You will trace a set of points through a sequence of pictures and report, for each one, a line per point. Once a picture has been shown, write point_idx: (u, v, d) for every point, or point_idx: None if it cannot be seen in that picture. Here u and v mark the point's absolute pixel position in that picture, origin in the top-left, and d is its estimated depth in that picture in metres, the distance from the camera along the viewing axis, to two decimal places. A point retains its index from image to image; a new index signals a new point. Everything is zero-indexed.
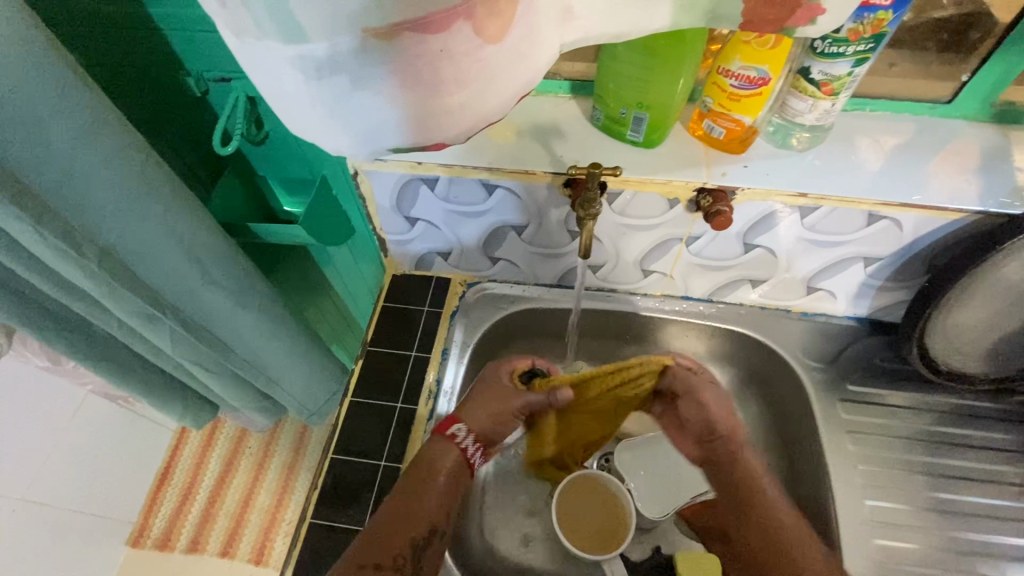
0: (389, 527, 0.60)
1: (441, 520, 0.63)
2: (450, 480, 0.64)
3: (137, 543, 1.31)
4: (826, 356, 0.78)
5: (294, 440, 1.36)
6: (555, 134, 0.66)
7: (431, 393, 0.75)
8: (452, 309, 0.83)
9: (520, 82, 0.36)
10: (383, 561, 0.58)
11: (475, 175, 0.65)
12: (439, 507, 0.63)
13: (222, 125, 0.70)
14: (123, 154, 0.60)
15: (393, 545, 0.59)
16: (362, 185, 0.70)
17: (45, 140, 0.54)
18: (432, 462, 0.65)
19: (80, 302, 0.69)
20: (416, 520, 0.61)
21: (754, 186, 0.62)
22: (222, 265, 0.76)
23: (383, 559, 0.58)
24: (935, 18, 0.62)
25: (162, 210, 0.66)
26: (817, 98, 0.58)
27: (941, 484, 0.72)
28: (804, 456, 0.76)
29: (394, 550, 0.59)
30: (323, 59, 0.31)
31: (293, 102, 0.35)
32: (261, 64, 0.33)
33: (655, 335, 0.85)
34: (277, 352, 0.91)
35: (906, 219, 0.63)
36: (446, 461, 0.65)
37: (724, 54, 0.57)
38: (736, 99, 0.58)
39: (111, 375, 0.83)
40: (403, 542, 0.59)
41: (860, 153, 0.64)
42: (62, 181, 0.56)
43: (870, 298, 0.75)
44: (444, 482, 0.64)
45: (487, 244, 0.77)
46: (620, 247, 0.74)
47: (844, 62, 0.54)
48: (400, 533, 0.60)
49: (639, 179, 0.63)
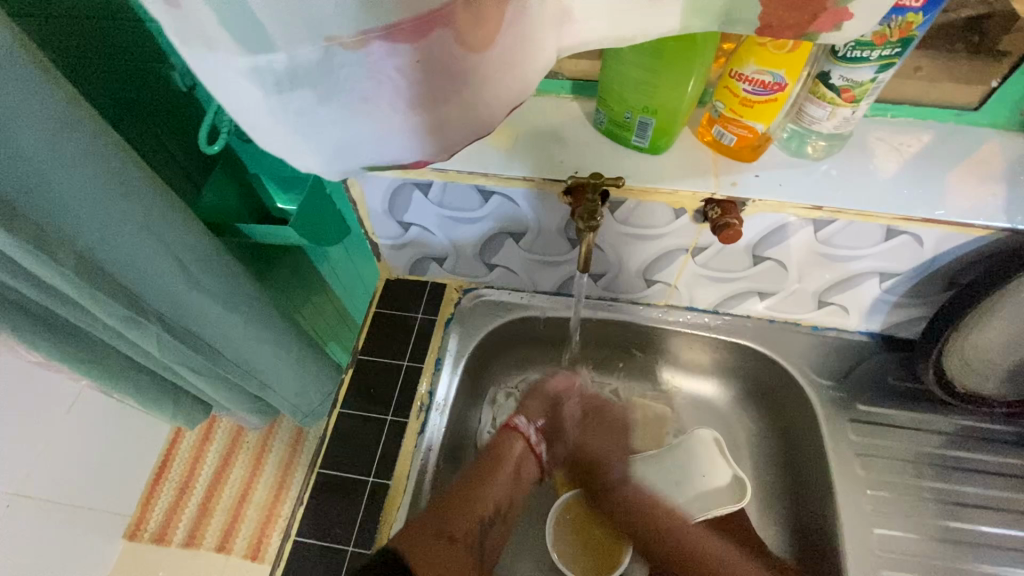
0: (461, 501, 0.65)
1: (505, 503, 0.68)
2: (514, 469, 0.70)
3: (134, 535, 1.26)
4: (837, 373, 0.75)
5: (290, 440, 1.34)
6: (555, 138, 0.62)
7: (422, 406, 0.73)
8: (447, 316, 0.80)
9: (511, 94, 0.32)
10: (456, 534, 0.63)
11: (470, 180, 0.62)
12: (506, 494, 0.69)
13: (208, 123, 0.67)
14: (98, 154, 0.57)
15: (466, 520, 0.64)
16: (352, 189, 0.67)
17: (15, 140, 0.50)
18: (503, 450, 0.71)
19: (61, 305, 0.67)
20: (483, 501, 0.66)
21: (766, 197, 0.58)
22: (210, 268, 0.73)
23: (455, 529, 0.63)
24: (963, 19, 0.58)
25: (142, 212, 0.63)
26: (836, 105, 0.54)
27: (953, 512, 0.68)
28: (810, 478, 0.73)
29: (465, 525, 0.64)
30: (282, 69, 0.28)
31: (251, 117, 0.32)
32: (205, 72, 0.30)
33: (657, 345, 0.82)
34: (269, 355, 0.89)
35: (927, 235, 0.59)
36: (512, 451, 0.71)
37: (737, 56, 0.53)
38: (749, 105, 0.55)
39: (97, 377, 0.81)
40: (472, 519, 0.65)
41: (879, 162, 0.60)
42: (34, 183, 0.53)
43: (884, 313, 0.71)
44: (512, 469, 0.70)
45: (483, 251, 0.74)
46: (622, 256, 0.70)
47: (867, 68, 0.50)
48: (472, 509, 0.65)
49: (643, 188, 0.59)
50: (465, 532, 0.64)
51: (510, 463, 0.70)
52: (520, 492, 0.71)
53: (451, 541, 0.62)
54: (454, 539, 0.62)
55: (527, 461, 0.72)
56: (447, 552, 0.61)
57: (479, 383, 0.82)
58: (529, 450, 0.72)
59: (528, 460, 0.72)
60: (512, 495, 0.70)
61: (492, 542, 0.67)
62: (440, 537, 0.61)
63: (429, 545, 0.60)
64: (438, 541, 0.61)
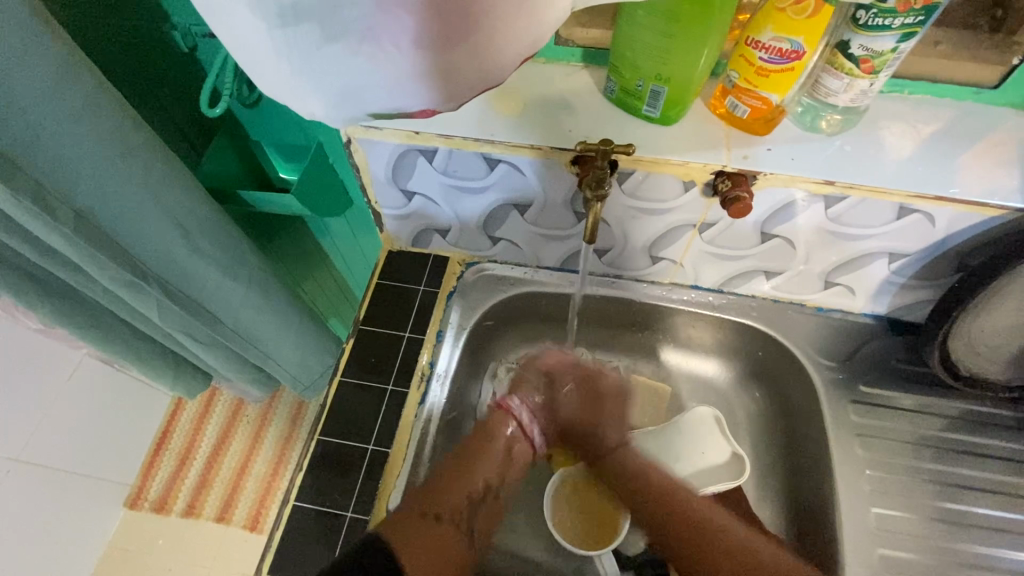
0: (445, 483, 0.64)
1: (496, 481, 0.67)
2: (505, 447, 0.69)
3: (135, 505, 1.30)
4: (840, 354, 0.74)
5: (290, 413, 1.35)
6: (564, 108, 0.61)
7: (423, 376, 0.74)
8: (450, 289, 0.79)
9: (524, 43, 0.31)
10: (443, 513, 0.62)
11: (476, 148, 0.61)
12: (498, 472, 0.68)
13: (210, 84, 0.66)
14: (96, 110, 0.55)
15: (453, 498, 0.63)
16: (355, 154, 0.65)
17: (10, 91, 0.49)
18: (492, 431, 0.70)
19: (62, 267, 0.66)
20: (472, 479, 0.66)
21: (777, 171, 0.57)
22: (210, 234, 0.72)
23: (442, 509, 0.62)
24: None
25: (141, 171, 0.62)
26: (854, 76, 0.52)
27: (951, 494, 0.69)
28: (810, 457, 0.73)
29: (453, 504, 0.63)
30: (286, 2, 0.28)
31: (255, 55, 0.32)
32: (212, 8, 0.30)
33: (660, 323, 0.81)
34: (269, 326, 0.88)
35: (939, 214, 0.58)
36: (504, 428, 0.70)
37: (755, 23, 0.52)
38: (765, 75, 0.53)
39: (97, 343, 0.80)
40: (461, 497, 0.64)
41: (894, 139, 0.59)
42: (32, 138, 0.52)
43: (891, 295, 0.71)
44: (502, 446, 0.69)
45: (488, 223, 0.73)
46: (628, 231, 0.69)
47: (889, 37, 0.48)
48: (459, 487, 0.64)
49: (653, 159, 0.58)
50: (453, 511, 0.63)
51: (500, 442, 0.69)
52: (511, 472, 0.70)
53: (438, 520, 0.61)
54: (441, 518, 0.61)
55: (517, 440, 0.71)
56: (433, 530, 0.60)
57: (480, 356, 0.82)
58: (520, 430, 0.71)
59: (518, 441, 0.71)
60: (504, 473, 0.69)
61: (481, 520, 0.66)
62: (425, 517, 0.60)
63: (415, 526, 0.59)
64: (423, 520, 0.60)
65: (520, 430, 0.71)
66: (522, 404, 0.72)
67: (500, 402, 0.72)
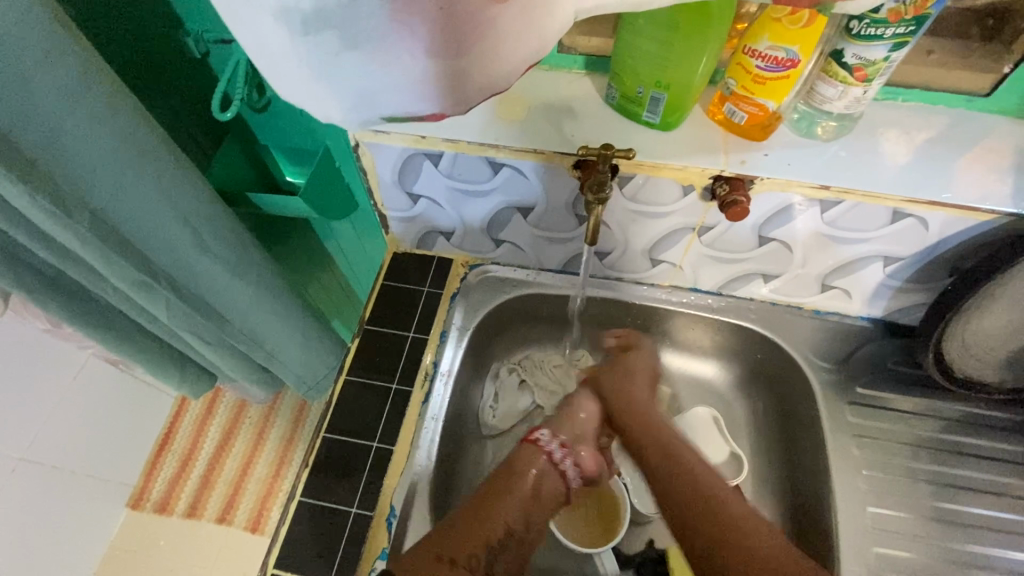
0: (462, 529, 0.60)
1: (520, 527, 0.64)
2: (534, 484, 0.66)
3: (138, 505, 1.31)
4: (837, 356, 0.76)
5: (293, 414, 1.36)
6: (566, 113, 0.63)
7: (427, 375, 0.75)
8: (453, 290, 0.81)
9: (529, 50, 0.33)
10: (457, 557, 0.58)
11: (481, 152, 0.62)
12: (522, 516, 0.64)
13: (222, 89, 0.68)
14: (112, 112, 0.57)
15: (471, 543, 0.59)
16: (362, 158, 0.67)
17: (31, 93, 0.51)
18: (518, 469, 0.67)
19: (75, 266, 0.67)
20: (492, 524, 0.62)
21: (774, 176, 0.59)
22: (220, 234, 0.74)
23: (458, 555, 0.58)
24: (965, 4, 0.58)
25: (155, 173, 0.63)
26: (848, 84, 0.54)
27: (946, 494, 0.70)
28: (807, 458, 0.74)
29: (471, 550, 0.59)
30: (308, 11, 0.30)
31: (275, 60, 0.33)
32: (236, 17, 0.32)
33: (659, 325, 0.83)
34: (274, 326, 0.90)
35: (933, 218, 0.60)
36: (533, 464, 0.68)
37: (752, 32, 0.53)
38: (761, 82, 0.55)
39: (107, 342, 0.81)
40: (478, 543, 0.60)
41: (889, 146, 0.61)
42: (52, 140, 0.54)
43: (886, 298, 0.72)
44: (530, 486, 0.66)
45: (491, 226, 0.75)
46: (629, 235, 0.71)
47: (881, 46, 0.50)
48: (478, 532, 0.60)
49: (653, 163, 0.60)
50: (468, 557, 0.58)
51: (526, 482, 0.66)
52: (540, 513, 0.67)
53: (450, 565, 0.57)
54: (455, 564, 0.57)
55: (546, 480, 0.68)
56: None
57: (483, 357, 0.83)
58: (552, 466, 0.68)
59: (549, 478, 0.68)
60: (528, 521, 0.65)
61: (501, 570, 0.61)
62: (440, 562, 0.57)
63: (428, 574, 0.55)
64: (438, 565, 0.56)
65: (552, 468, 0.69)
66: (549, 437, 0.70)
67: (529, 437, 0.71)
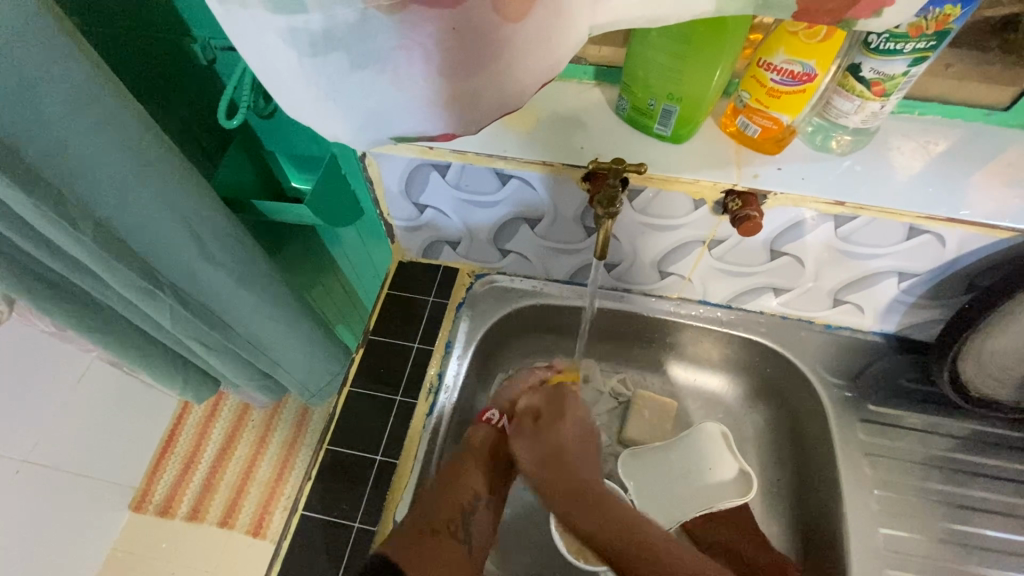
0: (435, 497, 0.65)
1: (486, 490, 0.69)
2: (489, 455, 0.72)
3: (140, 507, 1.29)
4: (849, 372, 0.74)
5: (296, 419, 1.35)
6: (576, 125, 0.62)
7: (431, 388, 0.74)
8: (459, 300, 0.80)
9: (542, 68, 0.33)
10: (437, 525, 0.63)
11: (489, 163, 0.62)
12: (487, 482, 0.70)
13: (228, 95, 0.67)
14: (118, 122, 0.56)
15: (445, 508, 0.64)
16: (369, 167, 0.66)
17: (33, 101, 0.50)
18: (474, 442, 0.71)
19: (79, 274, 0.67)
20: (460, 490, 0.66)
21: (787, 191, 0.57)
22: (224, 241, 0.73)
23: (437, 520, 0.63)
24: (984, 16, 0.57)
25: (159, 181, 0.63)
26: (865, 98, 0.53)
27: (959, 515, 0.68)
28: (818, 476, 0.73)
29: (448, 515, 0.64)
30: (317, 32, 0.29)
31: (282, 78, 0.33)
32: (244, 36, 0.31)
33: (667, 338, 0.82)
34: (278, 334, 0.89)
35: (950, 235, 0.58)
36: (482, 437, 0.73)
37: (767, 46, 0.52)
38: (776, 96, 0.54)
39: (111, 349, 0.81)
40: (453, 509, 0.65)
41: (904, 159, 0.59)
42: (55, 150, 0.53)
43: (900, 314, 0.71)
44: (484, 448, 0.72)
45: (498, 236, 0.74)
46: (637, 247, 0.70)
47: (900, 61, 0.49)
48: (452, 500, 0.65)
49: (664, 177, 0.58)
50: (445, 522, 0.63)
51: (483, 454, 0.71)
52: (501, 477, 0.72)
53: (435, 533, 0.62)
54: (436, 531, 0.62)
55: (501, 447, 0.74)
56: (433, 543, 0.61)
57: (487, 367, 0.82)
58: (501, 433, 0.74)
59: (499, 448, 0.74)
60: (493, 484, 0.71)
61: (478, 530, 0.67)
62: (423, 532, 0.61)
63: (415, 542, 0.60)
64: (424, 535, 0.61)
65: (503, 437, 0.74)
66: (498, 415, 0.75)
67: (481, 415, 0.75)
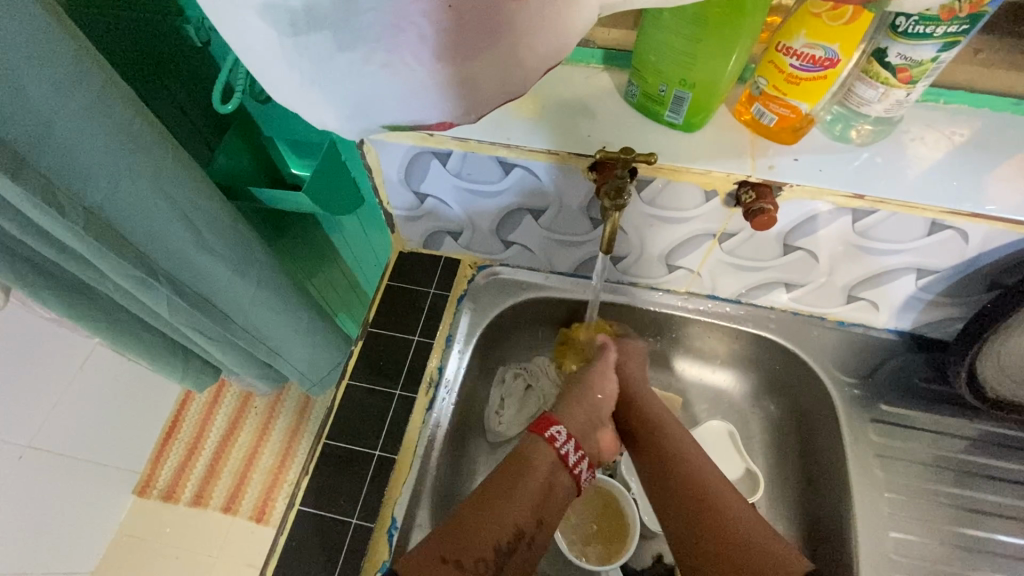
0: (472, 524, 0.54)
1: (529, 525, 0.57)
2: (541, 486, 0.59)
3: (144, 492, 1.30)
4: (861, 371, 0.72)
5: (299, 407, 1.35)
6: (583, 112, 0.59)
7: (431, 382, 0.72)
8: (460, 293, 0.78)
9: (547, 51, 0.30)
10: (465, 560, 0.52)
11: (491, 152, 0.59)
12: (533, 513, 0.58)
13: (222, 78, 0.64)
14: (107, 106, 0.54)
15: (480, 544, 0.53)
16: (368, 155, 0.64)
17: (19, 85, 0.48)
18: (531, 459, 0.61)
19: (73, 262, 0.65)
20: (501, 524, 0.55)
21: (803, 183, 0.55)
22: (221, 230, 0.71)
23: (465, 556, 0.52)
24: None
25: (152, 168, 0.61)
26: (889, 86, 0.50)
27: (970, 519, 0.67)
28: (827, 477, 0.71)
29: (478, 553, 0.53)
30: (299, 10, 0.27)
31: (265, 62, 0.31)
32: (224, 17, 0.29)
33: (673, 333, 0.80)
34: (278, 324, 0.87)
35: (974, 231, 0.56)
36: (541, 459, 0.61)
37: (786, 28, 0.50)
38: (795, 82, 0.51)
39: (109, 338, 0.79)
40: (486, 546, 0.53)
41: (928, 150, 0.56)
42: (43, 137, 0.51)
43: (916, 311, 0.68)
44: (539, 483, 0.59)
45: (501, 227, 0.72)
46: (645, 239, 0.67)
47: (929, 46, 0.46)
48: (486, 532, 0.54)
49: (674, 167, 0.56)
50: (475, 562, 0.52)
51: (538, 477, 0.60)
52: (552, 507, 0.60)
53: (457, 568, 0.51)
54: (460, 568, 0.51)
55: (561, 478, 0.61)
56: None
57: (489, 361, 0.80)
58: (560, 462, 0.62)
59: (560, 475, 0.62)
60: (541, 518, 0.58)
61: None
62: (445, 563, 0.51)
63: (432, 575, 0.50)
64: (443, 567, 0.50)
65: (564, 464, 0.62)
66: (566, 436, 0.63)
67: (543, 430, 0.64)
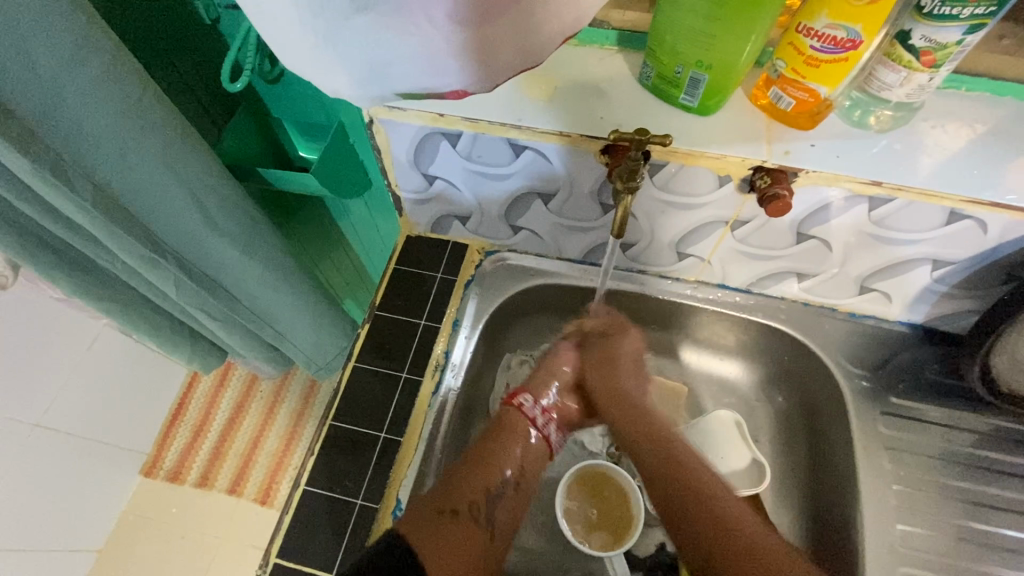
0: (462, 477, 0.61)
1: (517, 472, 0.64)
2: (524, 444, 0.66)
3: (151, 472, 1.31)
4: (872, 363, 0.71)
5: (303, 391, 1.35)
6: (595, 94, 0.58)
7: (437, 366, 0.72)
8: (467, 278, 0.77)
9: (565, 16, 0.30)
10: (459, 507, 0.58)
11: (502, 133, 0.58)
12: (518, 463, 0.65)
13: (232, 56, 0.63)
14: (116, 82, 0.54)
15: (470, 491, 0.60)
16: (377, 136, 0.63)
17: (27, 55, 0.47)
18: (508, 424, 0.67)
19: (81, 239, 0.65)
20: (490, 471, 0.62)
21: (820, 169, 0.54)
22: (227, 209, 0.71)
23: (458, 503, 0.58)
24: None
25: (160, 144, 0.60)
26: (912, 69, 0.49)
27: (978, 513, 0.66)
28: (835, 469, 0.71)
29: (469, 497, 0.59)
30: None
31: (279, 24, 0.31)
32: None
33: (681, 321, 0.79)
34: (285, 306, 0.87)
35: (994, 221, 0.55)
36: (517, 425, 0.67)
37: (808, 8, 0.48)
38: (814, 65, 0.50)
39: (118, 317, 0.79)
40: (476, 491, 0.60)
41: (949, 137, 0.55)
42: (53, 111, 0.51)
43: (930, 304, 0.67)
44: (523, 434, 0.67)
45: (510, 212, 0.71)
46: (657, 225, 0.67)
47: (955, 28, 0.45)
48: (476, 483, 0.61)
49: (689, 151, 0.55)
50: (469, 505, 0.59)
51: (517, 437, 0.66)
52: (533, 463, 0.66)
53: (455, 515, 0.57)
54: (458, 513, 0.58)
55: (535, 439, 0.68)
56: (450, 528, 0.56)
57: (495, 347, 0.80)
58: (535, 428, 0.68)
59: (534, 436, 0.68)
60: (525, 465, 0.65)
61: (503, 514, 0.61)
62: (443, 513, 0.57)
63: (431, 524, 0.55)
64: (439, 516, 0.56)
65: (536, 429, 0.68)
66: (534, 403, 0.69)
67: (512, 400, 0.69)
